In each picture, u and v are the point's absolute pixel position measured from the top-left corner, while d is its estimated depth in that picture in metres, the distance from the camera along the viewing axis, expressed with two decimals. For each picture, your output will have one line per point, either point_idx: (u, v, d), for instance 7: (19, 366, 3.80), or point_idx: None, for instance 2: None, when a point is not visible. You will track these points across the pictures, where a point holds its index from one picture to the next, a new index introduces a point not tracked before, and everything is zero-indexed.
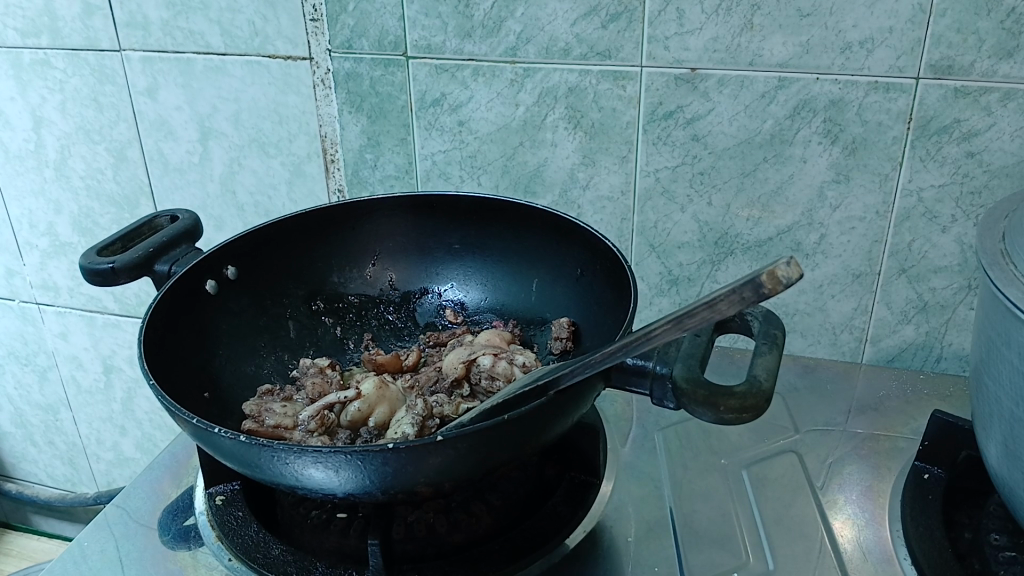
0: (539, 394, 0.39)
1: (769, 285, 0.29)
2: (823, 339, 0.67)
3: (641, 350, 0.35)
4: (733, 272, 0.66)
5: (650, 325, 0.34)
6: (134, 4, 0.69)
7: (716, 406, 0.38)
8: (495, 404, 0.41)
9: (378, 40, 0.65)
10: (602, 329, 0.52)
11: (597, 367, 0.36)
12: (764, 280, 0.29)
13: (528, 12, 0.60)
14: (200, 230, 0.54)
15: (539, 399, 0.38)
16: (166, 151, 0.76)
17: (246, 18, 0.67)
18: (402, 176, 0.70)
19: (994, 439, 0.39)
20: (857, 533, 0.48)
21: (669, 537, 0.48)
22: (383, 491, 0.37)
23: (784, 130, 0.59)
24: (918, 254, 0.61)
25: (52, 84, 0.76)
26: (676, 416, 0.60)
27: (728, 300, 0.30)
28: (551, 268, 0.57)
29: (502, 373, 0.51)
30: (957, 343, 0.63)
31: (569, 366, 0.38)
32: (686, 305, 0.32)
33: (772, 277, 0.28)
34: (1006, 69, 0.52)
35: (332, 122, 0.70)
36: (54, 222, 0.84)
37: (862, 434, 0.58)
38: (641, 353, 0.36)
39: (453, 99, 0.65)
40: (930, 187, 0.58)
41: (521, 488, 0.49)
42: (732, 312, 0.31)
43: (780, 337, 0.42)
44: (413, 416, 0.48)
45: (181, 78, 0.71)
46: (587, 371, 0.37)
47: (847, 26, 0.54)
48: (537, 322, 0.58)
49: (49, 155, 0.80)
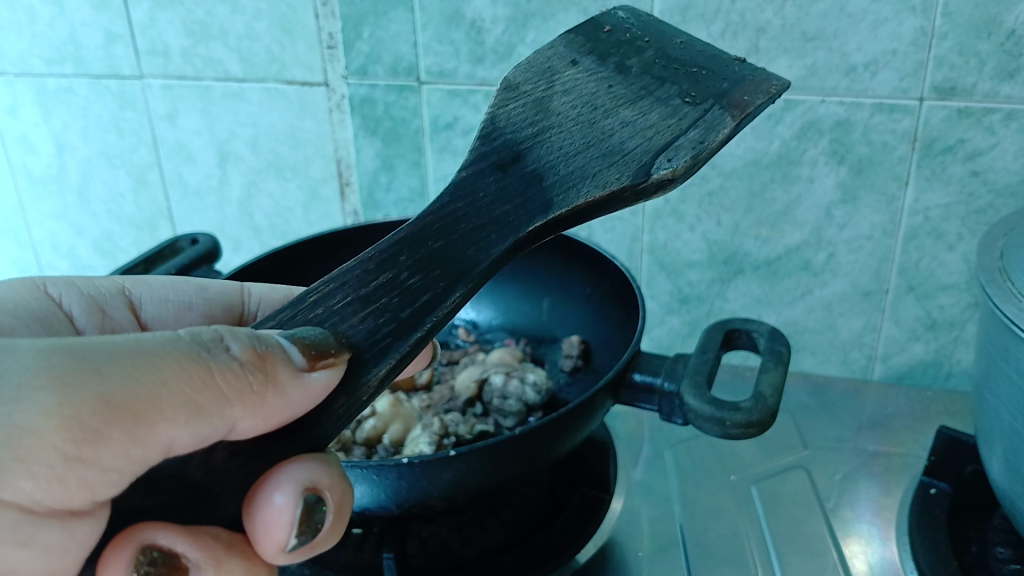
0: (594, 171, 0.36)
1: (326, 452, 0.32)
2: (833, 356, 0.68)
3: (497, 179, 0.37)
4: (741, 290, 0.67)
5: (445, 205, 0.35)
6: (155, 33, 0.71)
7: (723, 422, 0.39)
8: (627, 144, 0.37)
9: (392, 66, 0.66)
10: (613, 346, 0.57)
11: (552, 165, 0.37)
12: (311, 485, 0.30)
13: (537, 37, 0.62)
14: (219, 251, 0.58)
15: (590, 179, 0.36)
16: (185, 175, 0.78)
17: (264, 46, 0.68)
18: (416, 199, 0.72)
19: (996, 454, 0.40)
20: (866, 549, 0.49)
21: (680, 555, 0.49)
22: (398, 505, 0.39)
23: (791, 151, 0.60)
24: (926, 272, 0.61)
25: (75, 111, 0.77)
26: (688, 433, 0.61)
27: (321, 291, 0.32)
28: (562, 290, 0.63)
29: (514, 392, 0.53)
30: (966, 360, 0.64)
31: (568, 157, 0.37)
32: (327, 283, 0.32)
33: (284, 466, 0.30)
34: (1007, 90, 0.53)
35: (347, 146, 0.72)
36: (76, 246, 0.86)
37: (871, 451, 0.59)
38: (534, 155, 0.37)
39: (465, 123, 0.67)
40: (937, 206, 0.59)
41: (533, 504, 0.50)
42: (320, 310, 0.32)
43: (785, 354, 0.43)
44: (429, 435, 0.49)
45: (200, 104, 0.73)
46: (561, 158, 0.37)
47: (851, 49, 0.55)
48: (548, 340, 0.63)
49: (71, 180, 0.82)
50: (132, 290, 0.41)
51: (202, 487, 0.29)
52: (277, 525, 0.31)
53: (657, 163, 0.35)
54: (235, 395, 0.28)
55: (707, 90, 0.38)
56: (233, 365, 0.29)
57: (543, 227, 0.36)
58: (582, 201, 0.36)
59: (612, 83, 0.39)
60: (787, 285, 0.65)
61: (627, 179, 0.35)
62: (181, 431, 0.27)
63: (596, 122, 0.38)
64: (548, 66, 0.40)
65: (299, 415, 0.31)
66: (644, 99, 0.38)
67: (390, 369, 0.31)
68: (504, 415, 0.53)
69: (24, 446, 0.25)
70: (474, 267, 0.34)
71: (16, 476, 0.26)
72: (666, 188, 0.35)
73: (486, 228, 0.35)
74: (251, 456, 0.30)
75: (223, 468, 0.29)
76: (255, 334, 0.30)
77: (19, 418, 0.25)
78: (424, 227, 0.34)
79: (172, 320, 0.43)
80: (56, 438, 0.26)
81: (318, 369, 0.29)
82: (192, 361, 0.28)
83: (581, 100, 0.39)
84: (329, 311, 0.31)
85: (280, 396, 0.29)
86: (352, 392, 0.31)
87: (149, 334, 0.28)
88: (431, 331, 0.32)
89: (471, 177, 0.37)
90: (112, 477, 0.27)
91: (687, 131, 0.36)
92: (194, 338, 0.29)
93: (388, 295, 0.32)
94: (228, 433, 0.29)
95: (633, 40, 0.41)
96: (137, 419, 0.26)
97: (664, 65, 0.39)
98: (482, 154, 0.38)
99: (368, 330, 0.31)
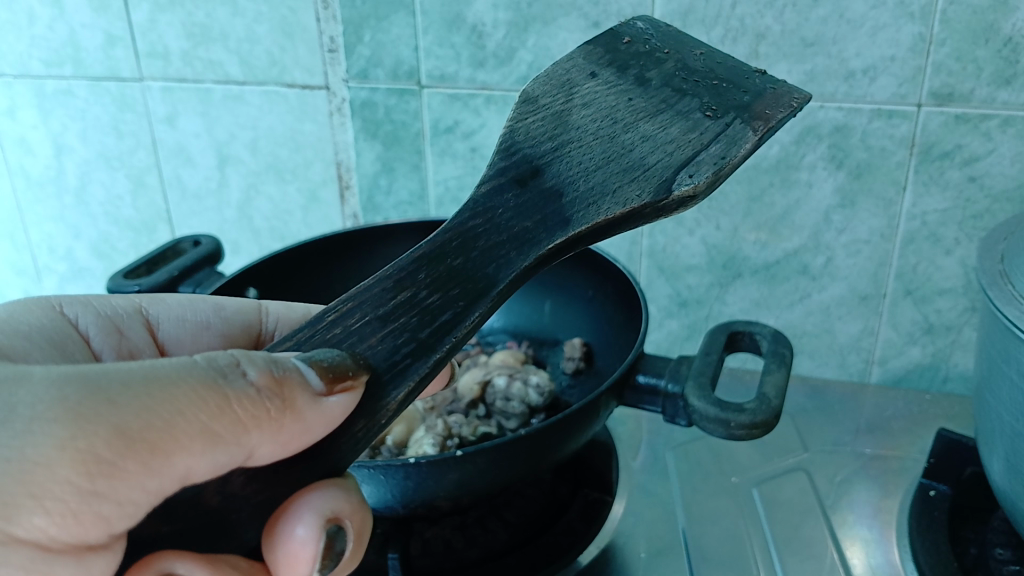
0: (616, 187, 0.36)
1: (344, 479, 0.32)
2: (831, 360, 0.68)
3: (517, 196, 0.37)
4: (740, 294, 0.67)
5: (465, 222, 0.36)
6: (156, 36, 0.71)
7: (728, 423, 0.40)
8: (650, 159, 0.37)
9: (393, 69, 0.66)
10: (614, 348, 0.57)
11: (572, 181, 0.37)
12: (332, 515, 0.31)
13: (538, 42, 0.62)
14: (221, 253, 0.59)
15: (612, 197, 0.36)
16: (184, 178, 0.78)
17: (264, 49, 0.69)
18: (415, 202, 0.73)
19: (997, 455, 0.40)
20: (866, 551, 0.49)
21: (681, 556, 0.49)
22: (404, 504, 0.40)
23: (790, 156, 0.60)
24: (923, 276, 0.62)
25: (74, 112, 0.77)
26: (687, 436, 0.61)
27: (337, 310, 0.32)
28: (564, 292, 0.63)
29: (517, 394, 0.54)
30: (963, 364, 0.64)
31: (589, 173, 0.37)
32: (348, 301, 0.32)
33: (302, 497, 0.31)
34: (1004, 97, 0.54)
35: (347, 149, 0.72)
36: (73, 248, 0.86)
37: (870, 454, 0.60)
38: (554, 171, 0.37)
39: (465, 126, 0.67)
40: (934, 210, 0.59)
41: (536, 505, 0.50)
42: (341, 328, 0.32)
43: (788, 356, 0.44)
44: (433, 436, 0.50)
45: (201, 106, 0.73)
46: (580, 174, 0.37)
47: (850, 55, 0.55)
48: (550, 342, 0.64)
49: (70, 182, 0.82)
50: (148, 309, 0.42)
51: (219, 514, 0.29)
52: (299, 559, 0.31)
53: (678, 179, 0.36)
54: (251, 421, 0.28)
55: (728, 103, 0.38)
56: (249, 392, 0.29)
57: (563, 244, 0.36)
58: (603, 218, 0.36)
59: (633, 97, 0.39)
60: (785, 289, 0.66)
61: (648, 196, 0.36)
62: (197, 460, 0.28)
63: (616, 136, 0.38)
64: (566, 78, 0.41)
65: (318, 439, 0.31)
66: (665, 113, 0.38)
67: (408, 392, 0.31)
68: (507, 416, 0.53)
69: (37, 481, 0.26)
70: (494, 285, 0.34)
71: (30, 510, 0.26)
72: (688, 204, 0.36)
73: (505, 245, 0.35)
74: (269, 482, 0.30)
75: (240, 494, 0.29)
76: (272, 357, 0.30)
77: (31, 451, 0.25)
78: (444, 243, 0.35)
79: (189, 340, 0.43)
80: (70, 472, 0.26)
81: (336, 393, 0.29)
82: (208, 388, 0.28)
83: (601, 113, 0.39)
84: (347, 331, 0.32)
85: (298, 420, 0.30)
86: (371, 416, 0.31)
87: (165, 361, 0.28)
88: (451, 351, 0.32)
89: (491, 193, 0.37)
90: (127, 508, 0.27)
91: (709, 146, 0.36)
92: (211, 363, 0.29)
93: (407, 313, 0.32)
94: (247, 459, 0.29)
95: (653, 51, 0.41)
96: (153, 449, 0.27)
97: (685, 76, 0.40)
98: (501, 170, 0.38)
99: (387, 351, 0.31)
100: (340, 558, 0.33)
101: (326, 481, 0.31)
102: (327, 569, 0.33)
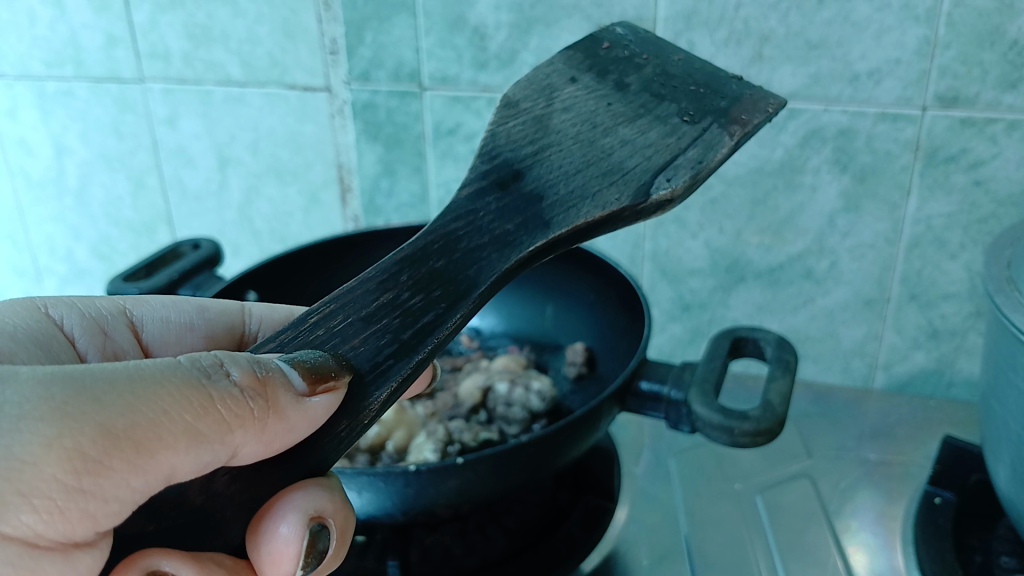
0: (595, 190, 0.36)
1: (327, 478, 0.32)
2: (835, 365, 0.68)
3: (498, 199, 0.36)
4: (743, 297, 0.67)
5: (446, 227, 0.35)
6: (156, 36, 0.70)
7: (732, 431, 0.39)
8: (629, 163, 0.36)
9: (394, 71, 0.66)
10: (617, 352, 0.57)
11: (553, 184, 0.37)
12: (315, 513, 0.31)
13: (541, 44, 0.62)
14: (221, 256, 0.58)
15: (593, 199, 0.36)
16: (185, 179, 0.78)
17: (266, 50, 0.68)
18: (417, 205, 0.72)
19: (1002, 463, 0.40)
20: (869, 558, 0.49)
21: (683, 563, 0.48)
22: (404, 513, 0.39)
23: (794, 159, 0.60)
24: (928, 281, 0.61)
25: (74, 113, 0.77)
26: (690, 442, 0.61)
27: (318, 312, 0.32)
28: (565, 297, 0.63)
29: (519, 400, 0.54)
30: (967, 370, 0.64)
31: (570, 176, 0.37)
32: (327, 304, 0.32)
33: (286, 496, 0.31)
34: (1010, 100, 0.53)
35: (348, 151, 0.72)
36: (74, 249, 0.86)
37: (874, 460, 0.59)
38: (536, 173, 0.37)
39: (467, 129, 0.67)
40: (939, 215, 0.59)
41: (536, 511, 0.50)
42: (321, 331, 0.31)
43: (792, 363, 0.43)
44: (434, 442, 0.49)
45: (201, 108, 0.73)
46: (562, 176, 0.37)
47: (855, 57, 0.55)
48: (552, 347, 0.63)
49: (70, 182, 0.82)
50: (133, 311, 0.41)
51: (203, 512, 0.28)
52: (283, 557, 0.31)
53: (656, 183, 0.35)
54: (234, 421, 0.28)
55: (705, 109, 0.38)
56: (232, 392, 0.28)
57: (544, 247, 0.35)
58: (583, 221, 0.35)
59: (611, 102, 0.39)
60: (789, 293, 0.65)
61: (627, 200, 0.35)
62: (181, 459, 0.27)
63: (596, 140, 0.38)
64: (546, 83, 0.40)
65: (301, 440, 0.30)
66: (643, 118, 0.38)
67: (392, 392, 0.30)
68: (508, 422, 0.53)
69: (25, 479, 0.25)
70: (474, 287, 0.33)
71: (18, 507, 0.25)
72: (666, 208, 0.36)
73: (486, 248, 0.35)
74: (252, 481, 0.30)
75: (224, 493, 0.29)
76: (255, 358, 0.30)
77: (19, 450, 0.25)
78: (424, 246, 0.34)
79: (173, 341, 0.42)
80: (56, 470, 0.25)
81: (318, 393, 0.29)
82: (192, 388, 0.28)
83: (580, 118, 0.38)
84: (330, 332, 0.31)
85: (281, 420, 0.29)
86: (353, 416, 0.30)
87: (149, 360, 0.28)
88: (433, 352, 0.32)
89: (472, 196, 0.37)
90: (113, 506, 0.27)
91: (687, 150, 0.36)
92: (195, 364, 0.29)
93: (389, 315, 0.32)
94: (230, 458, 0.29)
95: (632, 57, 0.41)
96: (138, 448, 0.26)
97: (664, 82, 0.39)
98: (482, 173, 0.37)
99: (370, 352, 0.31)
100: (323, 557, 0.33)
101: (311, 482, 0.31)
102: (310, 567, 0.33)
